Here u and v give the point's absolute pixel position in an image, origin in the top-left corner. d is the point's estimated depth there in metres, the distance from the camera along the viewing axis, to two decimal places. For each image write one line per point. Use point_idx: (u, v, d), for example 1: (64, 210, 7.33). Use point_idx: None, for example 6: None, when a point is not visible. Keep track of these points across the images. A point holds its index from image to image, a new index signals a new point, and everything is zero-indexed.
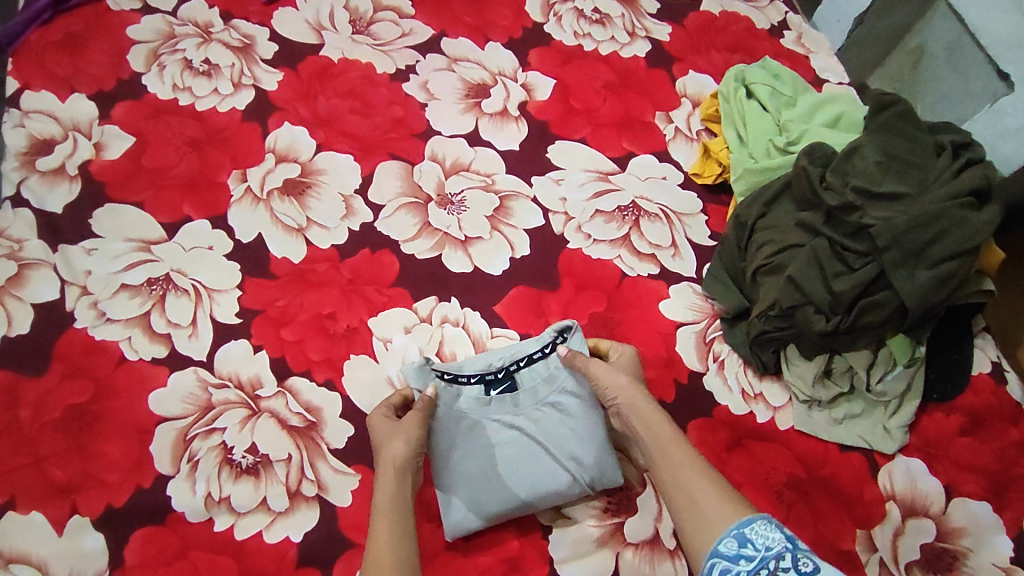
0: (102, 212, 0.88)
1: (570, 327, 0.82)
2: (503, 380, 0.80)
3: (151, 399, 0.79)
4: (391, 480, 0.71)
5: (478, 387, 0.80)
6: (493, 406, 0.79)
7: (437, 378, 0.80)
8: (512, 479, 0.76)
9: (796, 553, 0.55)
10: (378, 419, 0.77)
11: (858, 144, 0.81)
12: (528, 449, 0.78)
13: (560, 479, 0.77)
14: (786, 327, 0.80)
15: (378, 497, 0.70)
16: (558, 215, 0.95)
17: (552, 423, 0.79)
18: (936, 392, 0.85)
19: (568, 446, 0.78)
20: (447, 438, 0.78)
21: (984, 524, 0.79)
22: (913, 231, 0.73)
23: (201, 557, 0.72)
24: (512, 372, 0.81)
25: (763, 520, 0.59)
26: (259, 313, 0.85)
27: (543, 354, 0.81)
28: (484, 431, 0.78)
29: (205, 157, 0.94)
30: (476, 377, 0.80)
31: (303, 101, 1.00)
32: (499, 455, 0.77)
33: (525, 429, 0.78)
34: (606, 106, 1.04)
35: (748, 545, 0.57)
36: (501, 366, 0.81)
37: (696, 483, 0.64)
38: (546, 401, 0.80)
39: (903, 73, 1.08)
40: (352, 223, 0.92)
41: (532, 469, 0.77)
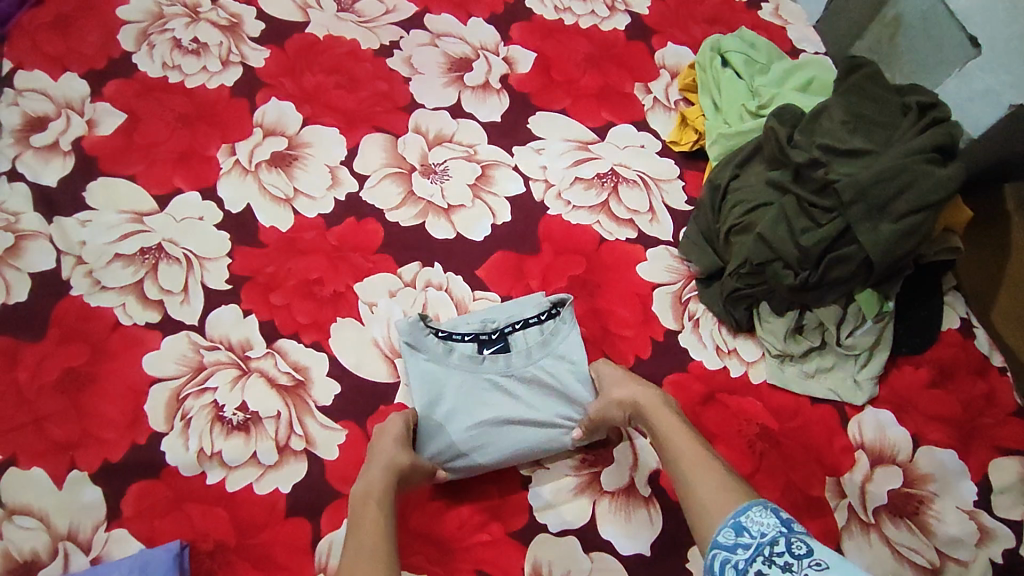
0: (95, 186, 0.91)
1: (564, 301, 0.84)
2: (497, 341, 0.82)
3: (145, 361, 0.82)
4: (380, 476, 0.71)
5: (472, 344, 0.82)
6: (485, 363, 0.80)
7: (433, 333, 0.81)
8: (493, 436, 0.78)
9: (790, 536, 0.55)
10: (389, 429, 0.76)
11: (826, 105, 0.84)
12: (514, 408, 0.80)
13: (542, 437, 0.79)
14: (757, 283, 0.83)
15: (364, 489, 0.70)
16: (539, 183, 0.97)
17: (539, 386, 0.81)
18: (905, 347, 0.88)
19: (551, 408, 0.81)
20: (433, 393, 0.79)
21: (950, 470, 0.82)
22: (876, 186, 0.75)
23: (195, 508, 0.75)
24: (506, 334, 0.83)
25: (759, 508, 0.60)
26: (248, 280, 0.88)
27: (539, 319, 0.84)
28: (475, 388, 0.80)
29: (195, 132, 0.97)
30: (470, 335, 0.82)
31: (290, 77, 1.02)
32: (483, 411, 0.79)
33: (511, 388, 0.80)
34: (586, 78, 1.06)
35: (745, 533, 0.58)
36: (497, 327, 0.83)
37: (701, 477, 0.66)
38: (536, 365, 0.81)
39: (881, 45, 1.06)
40: (338, 193, 0.94)
41: (517, 427, 0.79)
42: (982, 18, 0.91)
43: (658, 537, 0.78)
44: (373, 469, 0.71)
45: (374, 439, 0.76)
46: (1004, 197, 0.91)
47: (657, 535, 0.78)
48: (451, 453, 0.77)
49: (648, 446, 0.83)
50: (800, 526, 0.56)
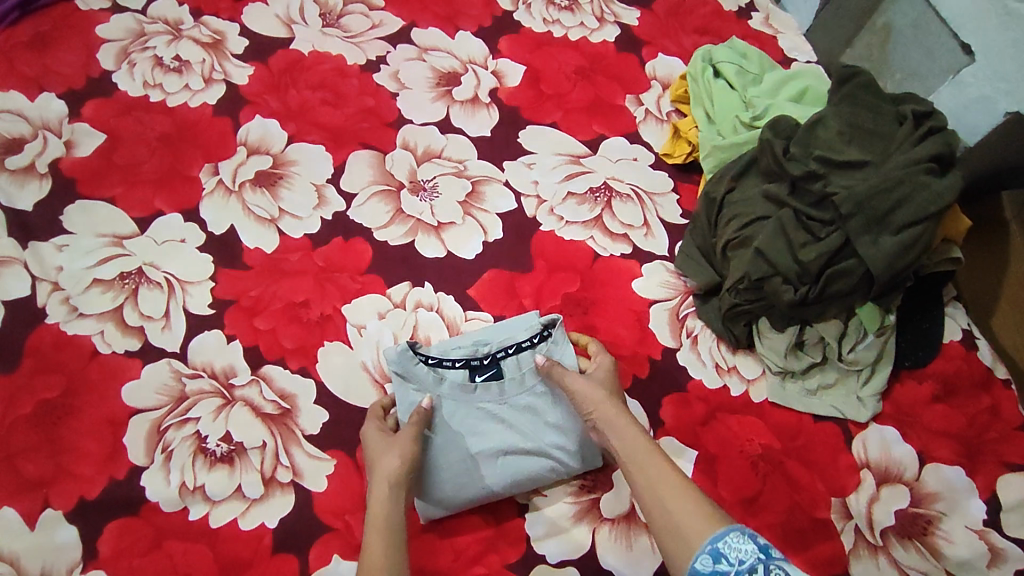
0: (73, 209, 0.88)
1: (555, 322, 0.81)
2: (489, 367, 0.79)
3: (125, 391, 0.79)
4: (385, 494, 0.67)
5: (463, 371, 0.79)
6: (478, 392, 0.77)
7: (422, 362, 0.78)
8: (491, 464, 0.76)
9: (770, 563, 0.52)
10: (372, 440, 0.73)
11: (822, 115, 0.82)
12: (511, 435, 0.77)
13: (538, 466, 0.77)
14: (756, 300, 0.81)
15: (372, 508, 0.66)
16: (531, 198, 0.95)
17: (535, 410, 0.78)
18: (907, 360, 0.86)
19: (544, 434, 0.78)
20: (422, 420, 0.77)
21: (958, 488, 0.80)
22: (875, 198, 0.74)
23: (176, 546, 0.72)
24: (498, 359, 0.79)
25: (737, 533, 0.55)
26: (231, 303, 0.85)
27: (531, 342, 0.80)
28: (467, 417, 0.77)
29: (176, 151, 0.94)
30: (462, 362, 0.79)
31: (274, 94, 1.00)
32: (479, 441, 0.77)
33: (506, 416, 0.78)
34: (577, 90, 1.05)
35: (723, 560, 0.54)
36: (488, 352, 0.80)
37: (674, 495, 0.61)
38: (532, 390, 0.79)
39: (872, 53, 1.05)
40: (325, 212, 0.92)
41: (512, 457, 0.76)
42: (975, 26, 0.89)
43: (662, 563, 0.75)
44: (378, 485, 0.68)
45: (372, 457, 0.71)
46: (1004, 204, 0.92)
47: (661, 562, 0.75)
48: (448, 483, 0.74)
49: None
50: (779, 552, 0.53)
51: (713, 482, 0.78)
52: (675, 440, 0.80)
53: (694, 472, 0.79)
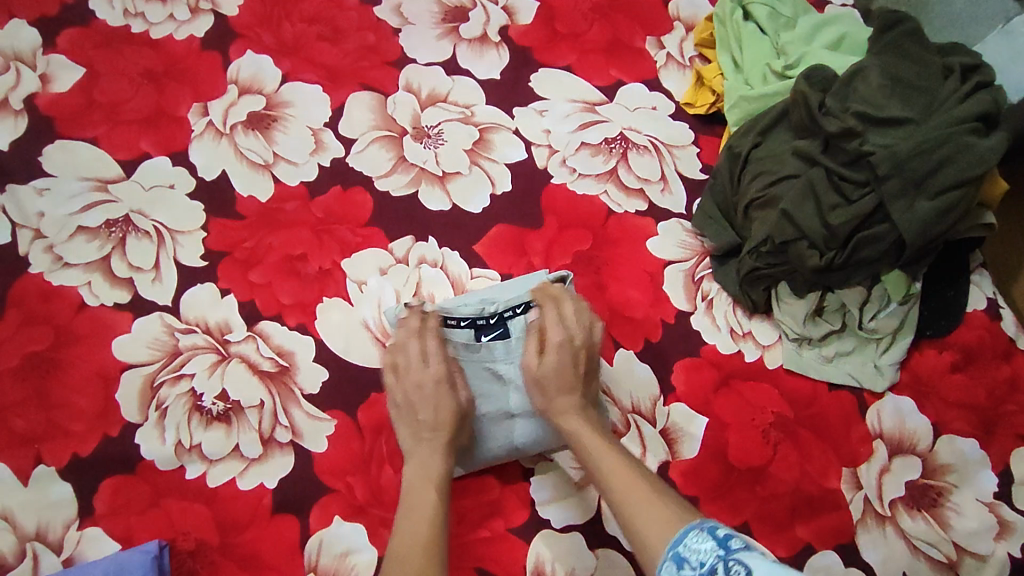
0: (52, 149, 0.83)
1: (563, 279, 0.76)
2: (496, 326, 0.74)
3: (116, 345, 0.75)
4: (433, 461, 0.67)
5: (468, 331, 0.74)
6: (484, 353, 0.73)
7: (426, 322, 0.72)
8: (503, 425, 0.73)
9: (728, 559, 0.49)
10: (395, 389, 0.70)
11: (862, 66, 0.77)
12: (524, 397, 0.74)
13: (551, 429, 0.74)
14: (778, 264, 0.77)
15: (413, 477, 0.66)
16: (542, 148, 0.89)
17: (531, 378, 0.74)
18: (928, 330, 0.82)
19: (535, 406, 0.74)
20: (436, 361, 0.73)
21: (971, 460, 0.78)
22: (915, 159, 0.69)
23: (174, 505, 0.70)
24: (505, 319, 0.74)
25: (695, 531, 0.53)
26: (224, 256, 0.80)
27: None
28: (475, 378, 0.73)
29: (162, 89, 0.88)
30: (466, 322, 0.74)
31: (267, 28, 0.92)
32: (488, 402, 0.73)
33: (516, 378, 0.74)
34: (594, 31, 0.97)
35: (685, 565, 0.52)
36: (494, 312, 0.74)
37: (636, 499, 0.59)
38: None
39: None
40: (322, 159, 0.86)
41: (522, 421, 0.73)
42: None
43: None
44: (421, 451, 0.67)
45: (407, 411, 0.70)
46: None
47: None
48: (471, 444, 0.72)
49: (657, 436, 0.76)
50: (739, 543, 0.50)
51: (723, 450, 0.76)
52: (685, 407, 0.77)
53: (704, 440, 0.76)
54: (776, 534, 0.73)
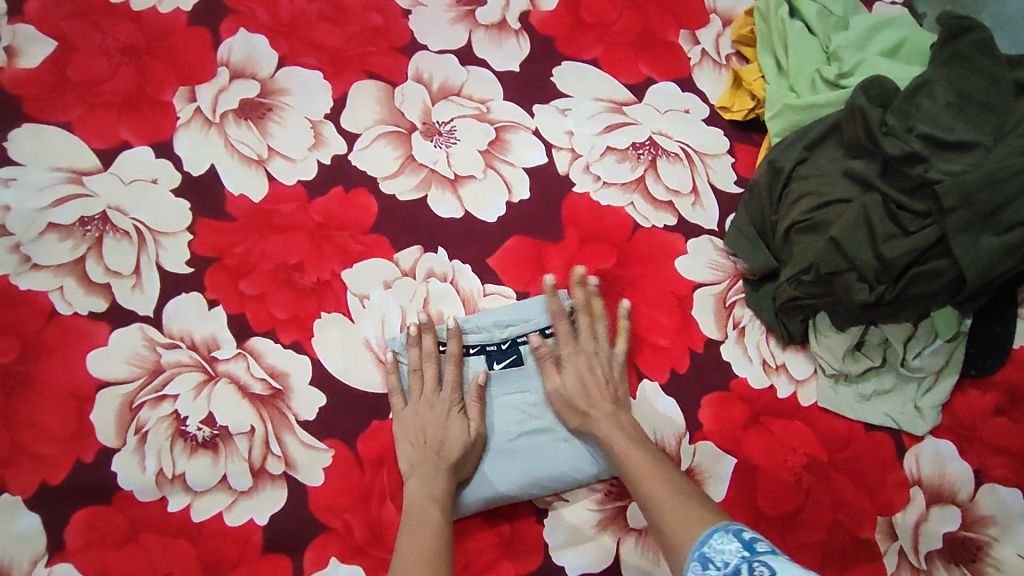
0: (20, 133, 0.74)
1: (586, 307, 0.72)
2: (508, 353, 0.72)
3: (90, 360, 0.68)
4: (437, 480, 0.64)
5: (479, 358, 0.72)
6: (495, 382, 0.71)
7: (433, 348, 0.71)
8: (505, 462, 0.68)
9: (752, 559, 0.50)
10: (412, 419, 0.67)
11: (927, 80, 0.69)
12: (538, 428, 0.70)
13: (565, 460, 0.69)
14: (820, 294, 0.71)
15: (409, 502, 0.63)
16: (564, 152, 0.82)
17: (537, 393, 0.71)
18: (973, 368, 0.76)
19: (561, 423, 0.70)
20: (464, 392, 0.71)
21: (1014, 511, 0.73)
22: (985, 191, 0.62)
23: (154, 540, 0.63)
24: (518, 345, 0.72)
25: (720, 534, 0.54)
26: (213, 262, 0.73)
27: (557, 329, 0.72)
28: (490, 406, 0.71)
29: (144, 68, 0.79)
30: (476, 348, 0.71)
31: (262, 2, 0.83)
32: (498, 433, 0.70)
33: (535, 407, 0.70)
34: (623, 20, 0.88)
35: (709, 565, 0.52)
36: (507, 337, 0.71)
37: (666, 504, 0.59)
38: None
39: None
40: (322, 155, 0.78)
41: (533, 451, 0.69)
42: None
43: None
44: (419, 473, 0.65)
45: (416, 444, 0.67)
46: None
47: None
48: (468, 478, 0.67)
49: None
50: (763, 546, 0.51)
51: (750, 494, 0.71)
52: (712, 446, 0.72)
53: (730, 482, 0.71)
54: None
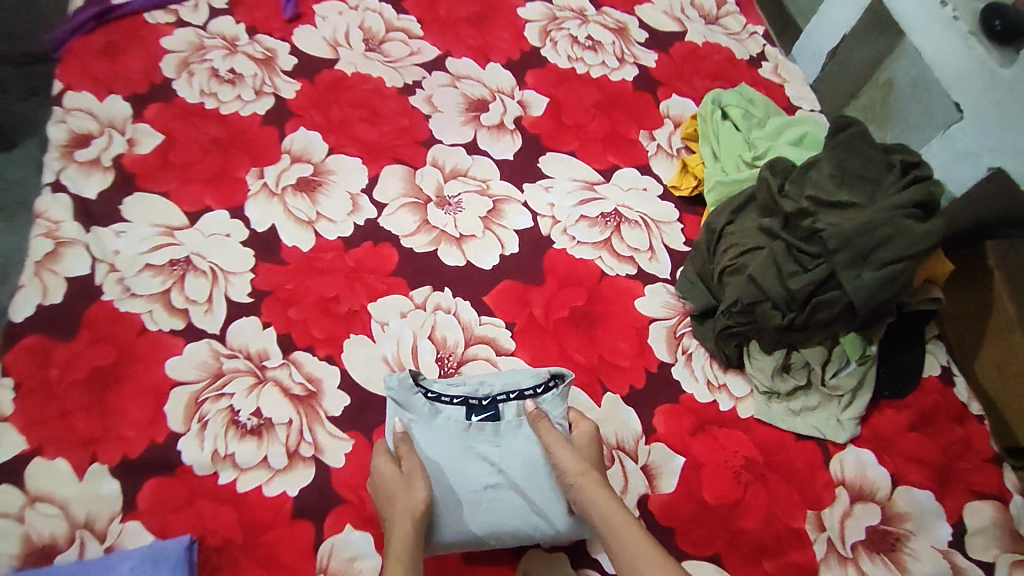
0: (131, 200, 0.98)
1: (564, 375, 0.82)
2: (487, 408, 0.81)
3: (169, 364, 0.86)
4: (409, 530, 0.71)
5: (461, 409, 0.81)
6: (473, 432, 0.79)
7: (421, 393, 0.81)
8: (470, 509, 0.76)
9: None
10: (384, 470, 0.77)
11: (817, 159, 0.91)
12: (499, 482, 0.77)
13: (523, 518, 0.77)
14: (746, 322, 0.89)
15: (393, 547, 0.70)
16: (546, 218, 1.04)
17: (526, 462, 0.78)
18: (887, 390, 0.93)
19: (545, 495, 0.77)
20: (428, 443, 0.79)
21: (927, 511, 0.86)
22: (860, 236, 0.82)
23: (206, 505, 0.78)
24: (497, 402, 0.81)
25: None
26: (268, 294, 0.93)
27: (536, 391, 0.82)
28: (461, 457, 0.78)
29: (227, 155, 1.04)
30: (460, 399, 0.81)
31: (318, 109, 1.10)
32: (463, 483, 0.77)
33: (500, 463, 0.78)
34: (595, 123, 1.13)
35: None
36: (488, 395, 0.82)
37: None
38: (527, 437, 0.79)
39: (874, 104, 1.19)
40: (358, 219, 1.01)
41: (495, 507, 0.77)
42: (966, 88, 1.00)
43: None
44: (399, 520, 0.72)
45: (392, 501, 0.74)
46: (986, 252, 1.02)
47: None
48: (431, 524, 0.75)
49: (639, 471, 0.85)
50: None
51: (697, 486, 0.84)
52: (664, 447, 0.87)
53: (681, 477, 0.85)
54: (744, 569, 0.81)
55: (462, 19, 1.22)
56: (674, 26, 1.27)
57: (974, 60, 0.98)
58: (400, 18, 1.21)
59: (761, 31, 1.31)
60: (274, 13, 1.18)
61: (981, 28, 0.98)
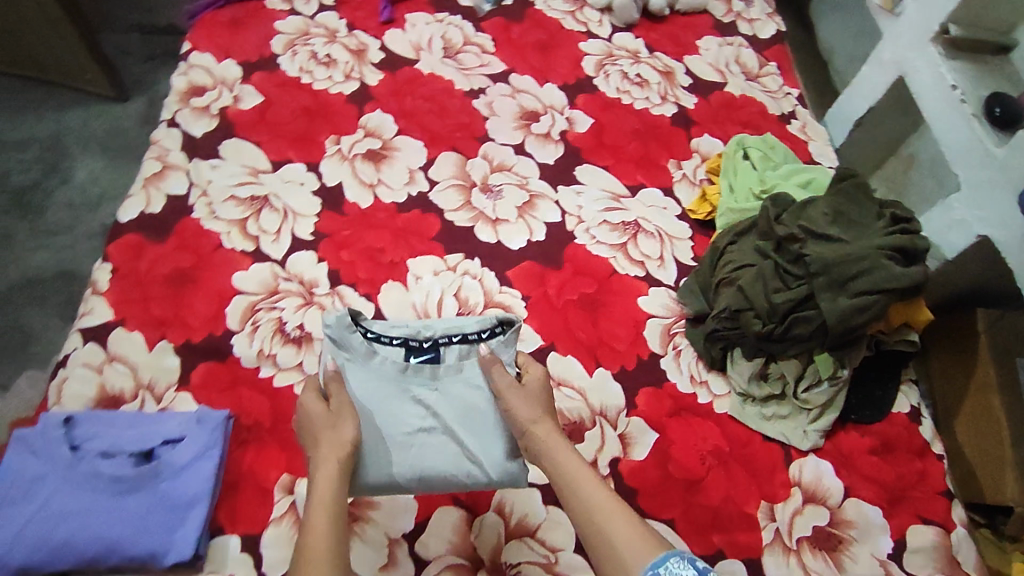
0: (228, 142, 1.16)
1: (509, 323, 0.90)
2: (427, 350, 0.88)
3: (234, 276, 1.02)
4: (333, 473, 0.77)
5: (401, 349, 0.88)
6: (411, 375, 0.87)
7: (360, 333, 0.87)
8: (398, 452, 0.84)
9: None
10: (311, 407, 0.83)
11: (815, 200, 1.04)
12: (433, 426, 0.86)
13: (451, 464, 0.84)
14: (732, 327, 1.01)
15: (319, 485, 0.76)
16: (573, 217, 1.18)
17: (458, 407, 0.87)
18: (854, 414, 1.03)
19: (478, 442, 0.86)
20: (359, 386, 0.86)
21: (872, 523, 0.94)
22: (840, 265, 0.94)
23: (245, 392, 0.93)
24: (438, 345, 0.88)
25: (676, 559, 0.67)
26: (326, 237, 1.09)
27: (479, 335, 0.89)
28: (396, 400, 0.86)
29: (312, 121, 1.22)
30: (400, 340, 0.88)
31: (394, 97, 1.28)
32: (395, 427, 0.85)
33: (433, 407, 0.86)
34: (630, 147, 1.28)
35: None
36: (430, 337, 0.89)
37: (606, 517, 0.73)
38: (465, 383, 0.88)
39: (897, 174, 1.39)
40: (412, 190, 1.17)
41: (425, 453, 0.84)
42: (964, 162, 1.12)
43: None
44: (324, 462, 0.78)
45: (319, 446, 0.80)
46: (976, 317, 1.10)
47: None
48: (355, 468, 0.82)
49: (616, 437, 0.96)
50: None
51: (665, 460, 0.95)
52: (642, 422, 0.98)
53: (652, 450, 0.96)
54: (695, 536, 0.90)
55: (530, 44, 1.40)
56: (716, 77, 1.43)
57: (972, 139, 1.10)
58: (478, 35, 1.39)
59: (796, 94, 1.45)
60: (372, 14, 1.38)
61: (983, 113, 1.10)
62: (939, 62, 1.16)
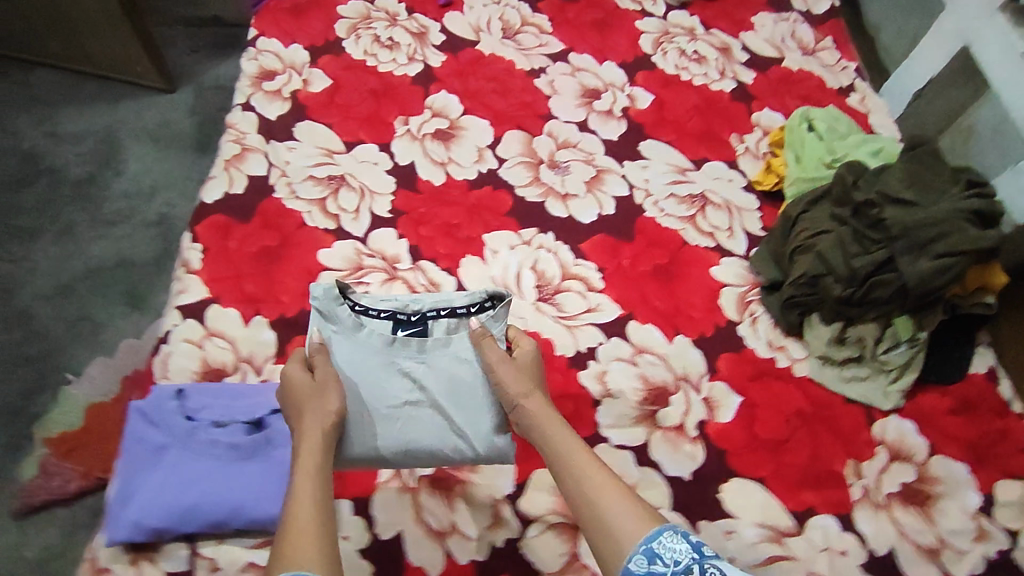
0: (302, 125, 1.19)
1: (499, 297, 0.91)
2: (415, 323, 0.89)
3: (320, 253, 1.05)
4: (319, 441, 0.74)
5: (388, 323, 0.89)
6: (397, 347, 0.87)
7: (347, 305, 0.88)
8: (384, 424, 0.84)
9: (702, 563, 0.61)
10: (295, 376, 0.81)
11: (890, 166, 1.04)
12: (420, 399, 0.86)
13: (436, 437, 0.85)
14: (810, 293, 1.02)
15: (304, 449, 0.73)
16: (641, 191, 1.19)
17: (444, 379, 0.86)
18: (932, 375, 1.03)
19: (465, 416, 0.86)
20: (345, 358, 0.85)
21: (960, 479, 0.95)
22: (921, 228, 0.94)
23: None
24: (426, 319, 0.90)
25: (669, 533, 0.64)
26: (404, 214, 1.11)
27: (467, 310, 0.91)
28: (382, 372, 0.86)
29: (381, 102, 1.24)
30: (386, 314, 0.89)
31: (458, 78, 1.29)
32: (382, 399, 0.85)
33: (420, 379, 0.86)
34: (692, 122, 1.30)
35: (657, 562, 0.62)
36: (418, 311, 0.90)
37: (594, 485, 0.70)
38: (452, 356, 0.88)
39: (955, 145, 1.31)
40: (482, 167, 1.19)
41: (411, 425, 0.84)
42: None
43: (698, 467, 0.93)
44: (310, 432, 0.75)
45: (304, 415, 0.78)
46: None
47: (699, 467, 0.93)
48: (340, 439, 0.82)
49: (701, 401, 0.98)
50: (708, 551, 0.62)
51: (750, 422, 0.97)
52: (725, 386, 0.99)
53: (737, 413, 0.97)
54: (787, 493, 0.92)
55: (587, 24, 1.41)
56: (772, 52, 1.43)
57: None
58: (534, 15, 1.41)
59: (854, 66, 1.45)
60: None
61: None
62: (1009, 30, 1.17)
